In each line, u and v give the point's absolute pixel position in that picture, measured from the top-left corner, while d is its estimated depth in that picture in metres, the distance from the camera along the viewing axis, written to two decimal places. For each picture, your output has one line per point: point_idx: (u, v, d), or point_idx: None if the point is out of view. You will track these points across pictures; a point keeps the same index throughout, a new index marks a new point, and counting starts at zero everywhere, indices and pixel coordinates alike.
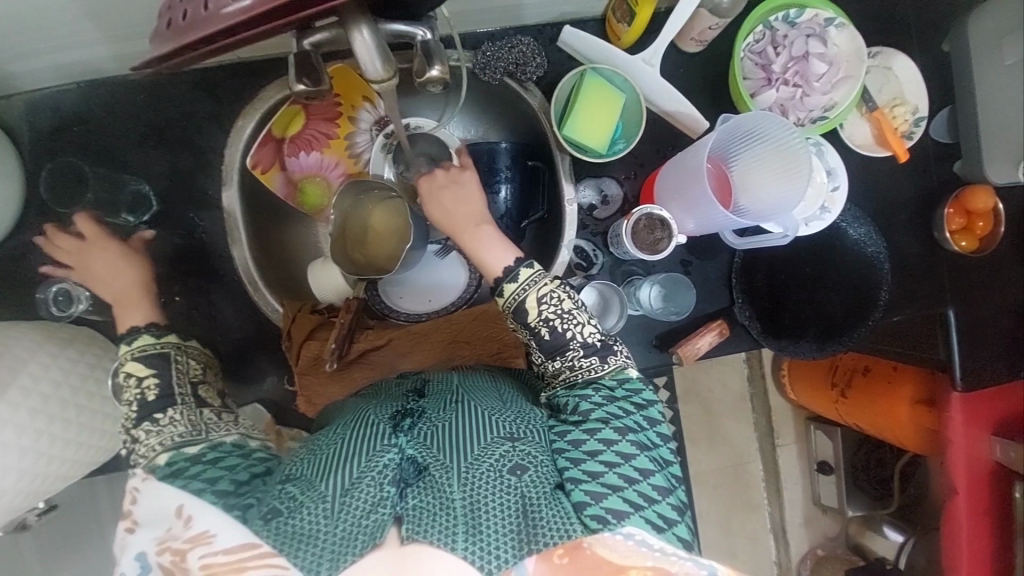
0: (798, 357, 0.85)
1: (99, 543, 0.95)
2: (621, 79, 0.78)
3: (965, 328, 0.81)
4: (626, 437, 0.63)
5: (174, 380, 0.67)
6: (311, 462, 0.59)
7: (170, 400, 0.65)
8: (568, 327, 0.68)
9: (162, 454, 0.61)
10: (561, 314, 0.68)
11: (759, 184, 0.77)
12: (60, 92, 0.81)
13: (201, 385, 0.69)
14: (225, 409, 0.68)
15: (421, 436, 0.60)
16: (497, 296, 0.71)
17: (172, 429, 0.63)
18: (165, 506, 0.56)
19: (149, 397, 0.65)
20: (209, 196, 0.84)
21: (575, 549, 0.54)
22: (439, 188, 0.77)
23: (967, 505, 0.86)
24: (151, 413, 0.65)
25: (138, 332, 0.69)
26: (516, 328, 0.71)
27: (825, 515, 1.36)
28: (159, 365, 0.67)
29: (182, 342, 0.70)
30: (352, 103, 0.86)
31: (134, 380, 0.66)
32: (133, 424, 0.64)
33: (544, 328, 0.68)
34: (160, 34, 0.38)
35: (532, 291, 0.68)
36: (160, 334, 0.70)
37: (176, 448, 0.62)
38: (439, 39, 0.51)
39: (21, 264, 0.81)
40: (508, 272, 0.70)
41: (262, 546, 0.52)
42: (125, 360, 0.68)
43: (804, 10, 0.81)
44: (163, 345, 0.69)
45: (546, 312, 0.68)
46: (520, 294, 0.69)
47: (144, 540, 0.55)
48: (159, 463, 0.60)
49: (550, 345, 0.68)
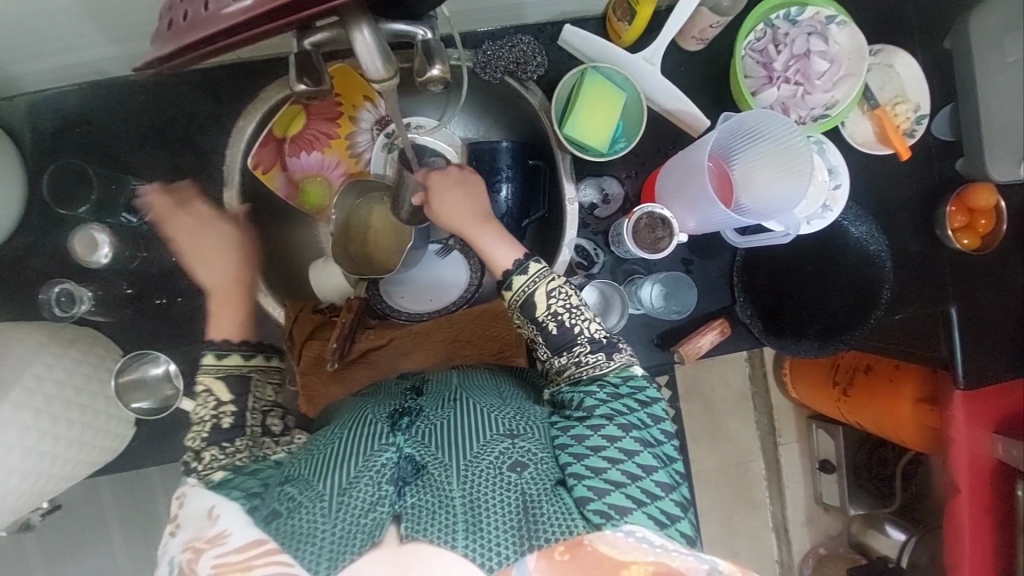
0: (797, 355, 0.85)
1: (102, 544, 0.95)
2: (621, 78, 0.79)
3: (966, 327, 0.81)
4: (629, 434, 0.63)
5: (250, 409, 0.66)
6: (309, 462, 0.60)
7: (242, 430, 0.65)
8: (575, 323, 0.68)
9: (219, 472, 0.60)
10: (571, 308, 0.68)
11: (761, 182, 0.77)
12: (62, 94, 0.82)
13: (272, 412, 0.69)
14: (284, 437, 0.69)
15: (420, 435, 0.60)
16: (504, 289, 0.71)
17: (236, 456, 0.63)
18: (196, 507, 0.57)
19: (224, 424, 0.64)
20: (210, 196, 0.84)
21: (575, 546, 0.54)
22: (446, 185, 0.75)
23: (968, 503, 0.86)
24: (221, 438, 0.64)
25: (229, 349, 0.67)
26: (522, 323, 0.71)
27: (827, 514, 1.36)
28: (239, 390, 0.66)
29: (265, 365, 0.69)
30: (353, 103, 0.87)
31: (212, 400, 0.65)
32: (201, 446, 0.63)
33: (552, 322, 0.68)
34: (161, 34, 0.38)
35: (541, 285, 0.69)
36: (249, 355, 0.68)
37: (233, 468, 0.60)
38: (439, 39, 0.51)
39: (24, 265, 0.81)
40: (513, 268, 0.71)
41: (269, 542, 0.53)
42: (207, 373, 0.66)
43: (805, 8, 0.81)
44: (249, 368, 0.68)
45: (554, 306, 0.68)
46: (530, 286, 0.69)
47: (176, 543, 0.55)
48: (213, 481, 0.59)
49: (558, 340, 0.69)
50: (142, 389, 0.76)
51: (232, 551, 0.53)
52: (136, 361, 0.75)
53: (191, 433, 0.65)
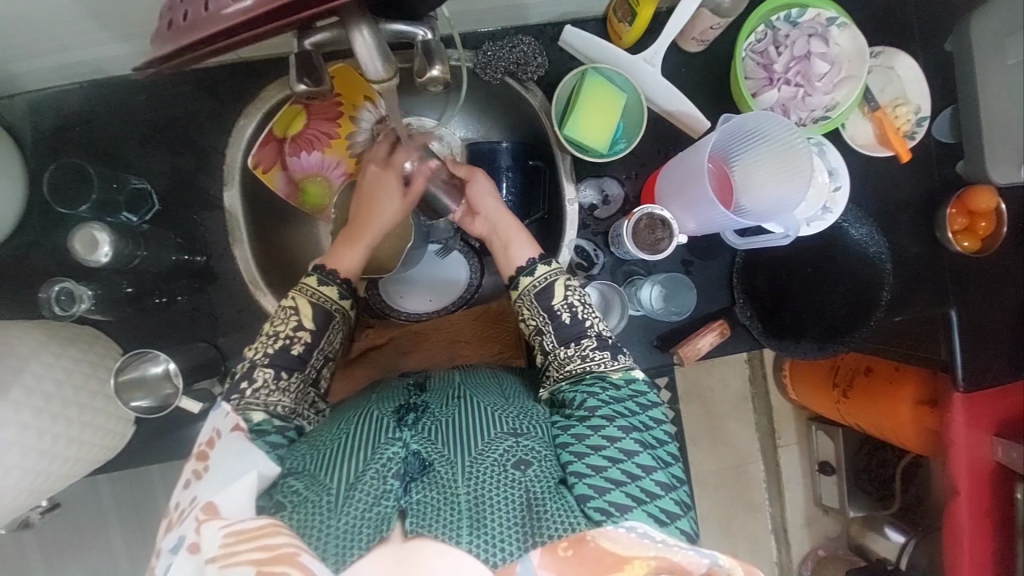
0: (797, 357, 0.84)
1: (100, 542, 0.95)
2: (621, 78, 0.78)
3: (965, 328, 0.81)
4: (630, 435, 0.63)
5: (318, 349, 0.70)
6: (313, 458, 0.60)
7: (300, 365, 0.68)
8: (588, 317, 0.71)
9: (258, 413, 0.64)
10: (585, 303, 0.71)
11: (758, 184, 0.77)
12: (64, 93, 0.82)
13: (328, 364, 0.73)
14: (319, 399, 0.72)
15: (426, 431, 0.61)
16: (522, 275, 0.74)
17: (282, 396, 0.66)
18: (229, 457, 0.55)
19: (293, 350, 0.68)
20: (211, 196, 0.84)
21: (578, 542, 0.53)
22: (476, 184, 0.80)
23: (967, 504, 0.85)
24: (283, 365, 0.67)
25: (329, 279, 0.73)
26: (530, 312, 0.73)
27: (826, 516, 1.36)
28: (320, 323, 0.71)
29: (347, 312, 0.74)
30: (353, 103, 0.86)
31: (294, 319, 0.69)
32: (262, 361, 0.66)
33: (567, 312, 0.70)
34: (161, 35, 0.38)
35: (559, 278, 0.72)
36: (341, 294, 0.73)
37: (271, 416, 0.64)
38: (439, 39, 0.51)
39: (24, 264, 0.81)
40: (534, 261, 0.74)
41: (272, 523, 0.48)
42: (300, 293, 0.71)
43: (806, 10, 0.81)
44: (335, 307, 0.73)
45: (571, 298, 0.71)
46: (550, 276, 0.72)
47: (193, 489, 0.53)
48: (251, 422, 0.63)
49: (569, 330, 0.70)
50: (141, 387, 0.75)
51: (250, 521, 0.48)
52: (136, 359, 0.73)
53: (258, 343, 0.68)
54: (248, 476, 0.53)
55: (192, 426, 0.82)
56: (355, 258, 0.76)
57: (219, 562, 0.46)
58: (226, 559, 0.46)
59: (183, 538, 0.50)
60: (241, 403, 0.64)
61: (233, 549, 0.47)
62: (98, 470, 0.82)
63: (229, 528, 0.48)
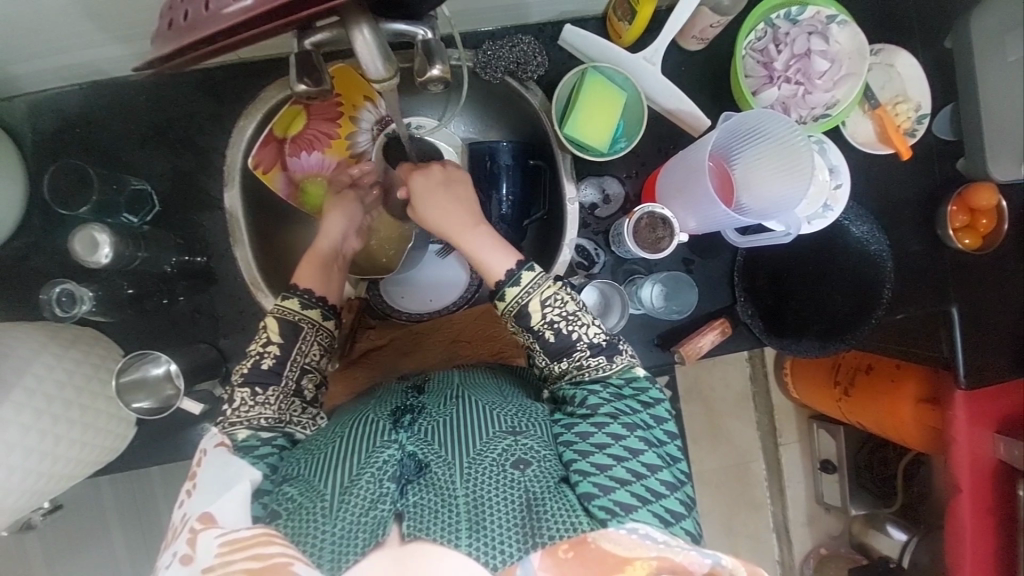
0: (799, 355, 0.85)
1: (101, 543, 0.95)
2: (621, 78, 0.78)
3: (967, 326, 0.80)
4: (634, 432, 0.63)
5: (291, 361, 0.70)
6: (308, 462, 0.60)
7: (276, 378, 0.69)
8: (573, 329, 0.69)
9: (241, 432, 0.65)
10: (566, 316, 0.69)
11: (761, 181, 0.77)
12: (64, 96, 0.82)
13: (309, 375, 0.72)
14: (315, 406, 0.73)
15: (422, 433, 0.61)
16: (498, 299, 0.71)
17: (263, 410, 0.67)
18: (218, 467, 0.57)
19: (264, 365, 0.69)
20: (211, 197, 0.84)
21: (579, 544, 0.53)
22: (429, 191, 0.76)
23: (969, 504, 0.85)
24: (256, 381, 0.68)
25: (293, 294, 0.73)
26: (517, 332, 0.71)
27: (828, 514, 1.36)
28: (289, 335, 0.71)
29: (320, 321, 0.73)
30: (353, 103, 0.87)
31: (265, 338, 0.70)
32: (240, 382, 0.68)
33: (548, 331, 0.69)
34: (161, 35, 0.38)
35: (535, 295, 0.69)
36: (309, 305, 0.73)
37: (256, 430, 0.65)
38: (439, 38, 0.51)
39: (24, 266, 0.81)
40: (513, 271, 0.71)
41: (263, 530, 0.48)
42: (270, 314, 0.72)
43: (806, 7, 0.81)
44: (302, 317, 0.72)
45: (550, 315, 0.69)
46: (523, 297, 0.69)
47: (191, 501, 0.54)
48: (237, 440, 0.64)
49: (556, 347, 0.69)
50: (142, 389, 0.76)
51: (246, 529, 0.49)
52: (139, 359, 0.74)
53: (240, 363, 0.70)
54: (241, 485, 0.54)
55: (194, 426, 0.82)
56: (320, 276, 0.76)
57: (217, 572, 0.48)
58: (224, 568, 0.47)
59: (175, 554, 0.50)
60: (225, 425, 0.66)
61: (227, 559, 0.48)
62: (99, 472, 0.82)
63: (224, 537, 0.49)
